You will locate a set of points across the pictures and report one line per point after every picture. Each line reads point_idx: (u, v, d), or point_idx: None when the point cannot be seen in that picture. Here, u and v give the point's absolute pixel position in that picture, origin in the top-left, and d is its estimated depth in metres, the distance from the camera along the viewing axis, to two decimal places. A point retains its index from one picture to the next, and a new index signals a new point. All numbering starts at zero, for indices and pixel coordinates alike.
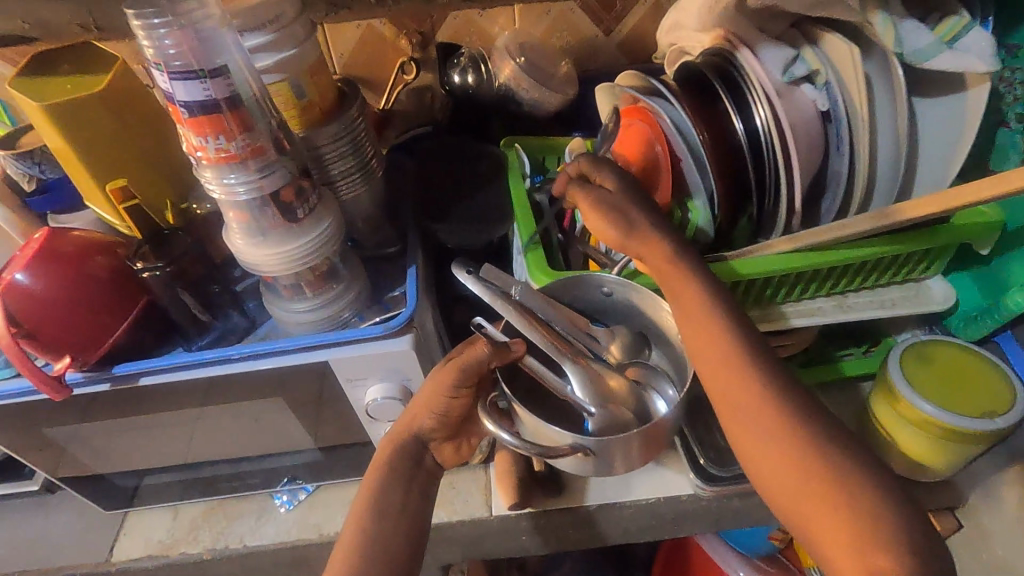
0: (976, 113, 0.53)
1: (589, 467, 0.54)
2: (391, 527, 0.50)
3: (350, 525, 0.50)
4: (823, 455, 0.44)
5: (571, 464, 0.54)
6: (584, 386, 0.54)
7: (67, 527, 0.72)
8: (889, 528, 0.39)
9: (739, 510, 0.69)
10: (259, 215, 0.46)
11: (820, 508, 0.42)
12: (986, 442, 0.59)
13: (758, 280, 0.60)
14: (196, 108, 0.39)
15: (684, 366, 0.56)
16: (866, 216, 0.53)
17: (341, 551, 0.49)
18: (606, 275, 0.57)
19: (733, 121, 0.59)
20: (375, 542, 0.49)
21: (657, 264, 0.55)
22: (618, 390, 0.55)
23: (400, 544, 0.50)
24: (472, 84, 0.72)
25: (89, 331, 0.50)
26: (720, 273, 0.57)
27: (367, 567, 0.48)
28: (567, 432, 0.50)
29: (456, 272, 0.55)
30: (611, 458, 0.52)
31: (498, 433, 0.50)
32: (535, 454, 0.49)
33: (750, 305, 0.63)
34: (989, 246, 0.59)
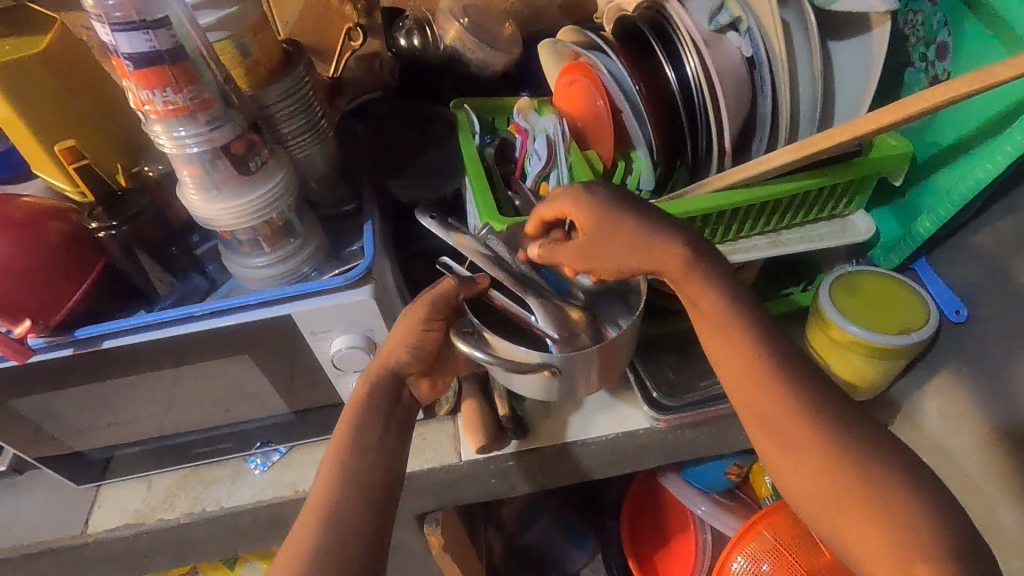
0: (882, 52, 0.58)
1: (555, 388, 0.58)
2: (367, 462, 0.53)
3: (329, 458, 0.53)
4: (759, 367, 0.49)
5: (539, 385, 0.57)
6: (547, 315, 0.56)
7: (39, 505, 0.72)
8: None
9: (691, 439, 0.74)
10: (212, 168, 0.47)
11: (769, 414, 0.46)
12: (908, 354, 0.65)
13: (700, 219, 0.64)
14: (140, 60, 0.40)
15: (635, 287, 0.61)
16: (790, 149, 0.56)
17: (320, 483, 0.51)
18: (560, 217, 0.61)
19: (665, 69, 0.63)
20: (354, 473, 0.52)
21: None
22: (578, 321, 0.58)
23: (379, 474, 0.53)
24: (418, 47, 0.74)
25: (48, 296, 0.51)
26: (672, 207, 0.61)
27: (348, 495, 0.50)
28: (533, 351, 0.53)
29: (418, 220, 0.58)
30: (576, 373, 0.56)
31: (472, 353, 0.53)
32: (506, 368, 0.53)
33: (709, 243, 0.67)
34: (901, 177, 0.64)
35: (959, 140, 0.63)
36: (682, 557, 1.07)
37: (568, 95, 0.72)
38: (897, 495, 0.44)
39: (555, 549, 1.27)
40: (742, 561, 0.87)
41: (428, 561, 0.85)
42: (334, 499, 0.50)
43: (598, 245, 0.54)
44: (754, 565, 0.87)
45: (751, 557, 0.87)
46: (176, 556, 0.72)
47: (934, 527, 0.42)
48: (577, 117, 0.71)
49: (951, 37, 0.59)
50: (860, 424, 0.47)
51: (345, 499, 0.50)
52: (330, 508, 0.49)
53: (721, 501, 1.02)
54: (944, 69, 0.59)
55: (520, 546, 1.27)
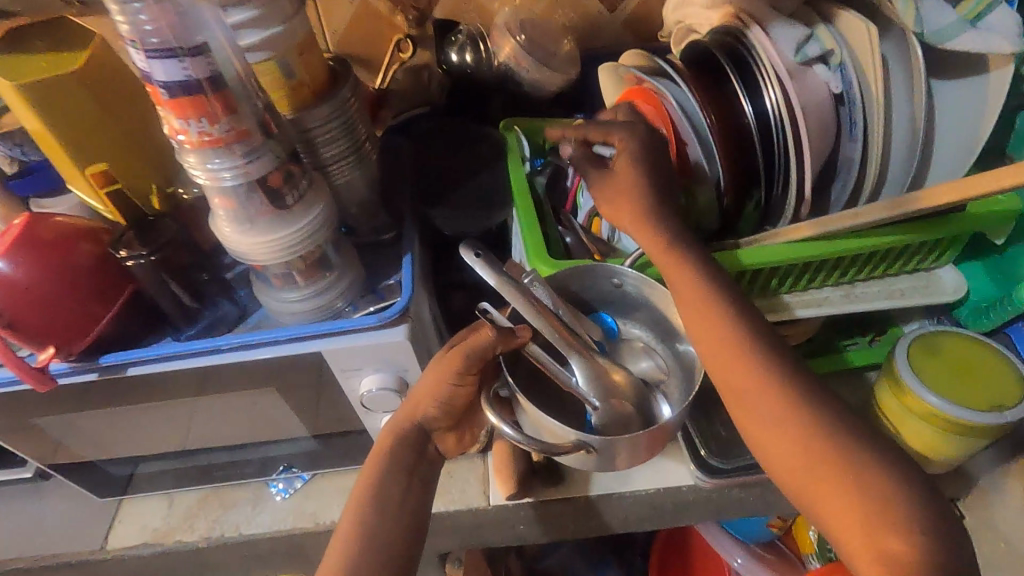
0: (999, 99, 0.50)
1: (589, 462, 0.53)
2: (391, 519, 0.49)
3: (349, 513, 0.49)
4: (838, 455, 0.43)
5: (570, 459, 0.52)
6: (589, 378, 0.52)
7: (60, 515, 0.71)
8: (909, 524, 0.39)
9: (738, 501, 0.68)
10: (247, 201, 0.44)
11: (838, 501, 0.41)
12: (996, 433, 0.58)
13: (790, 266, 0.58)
14: (175, 89, 0.37)
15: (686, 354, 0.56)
16: (881, 205, 0.50)
17: (341, 541, 0.48)
18: (621, 267, 0.54)
19: (741, 102, 0.57)
20: (374, 533, 0.48)
21: (661, 249, 0.53)
22: (621, 387, 0.53)
23: (404, 530, 0.49)
24: (470, 63, 0.70)
25: (74, 321, 0.49)
26: (761, 258, 0.55)
27: (370, 557, 0.47)
28: (570, 428, 0.48)
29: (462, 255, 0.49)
30: (616, 453, 0.50)
31: (501, 426, 0.47)
32: (540, 451, 0.47)
33: (762, 293, 0.61)
34: (1005, 236, 0.57)
35: None
36: None
37: None
38: None
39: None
40: None
41: None
42: (353, 562, 0.46)
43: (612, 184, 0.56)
44: None
45: None
46: None
47: None
48: None
49: None
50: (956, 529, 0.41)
51: (364, 562, 0.47)
52: (349, 572, 0.46)
53: (760, 554, 0.96)
54: None
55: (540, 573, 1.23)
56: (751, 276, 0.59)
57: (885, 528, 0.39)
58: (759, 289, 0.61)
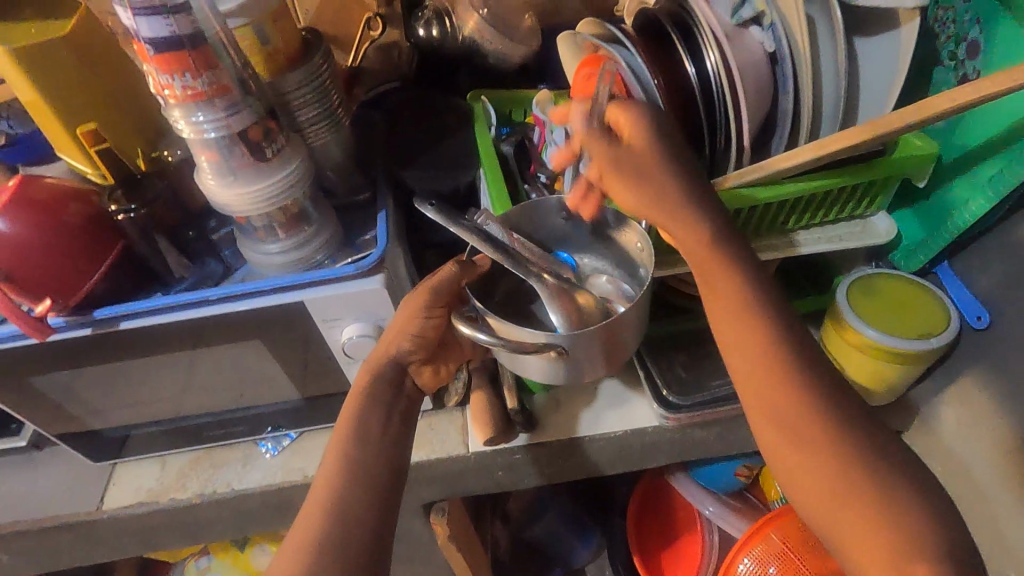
0: (909, 50, 0.57)
1: (561, 373, 0.56)
2: (372, 448, 0.53)
3: (333, 449, 0.53)
4: (771, 370, 0.49)
5: (544, 368, 0.56)
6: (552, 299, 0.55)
7: (55, 482, 0.74)
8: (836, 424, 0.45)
9: (700, 439, 0.73)
10: (228, 154, 0.48)
11: None
12: (924, 360, 0.64)
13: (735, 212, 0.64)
14: (160, 45, 0.41)
15: (638, 267, 0.62)
16: (809, 148, 0.55)
17: (326, 469, 0.52)
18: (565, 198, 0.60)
19: (684, 63, 0.62)
20: (359, 464, 0.52)
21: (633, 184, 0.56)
22: (586, 306, 0.57)
23: (382, 458, 0.53)
24: (436, 37, 0.74)
25: (68, 276, 0.52)
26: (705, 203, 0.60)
27: (354, 487, 0.51)
28: (538, 331, 0.52)
29: (419, 208, 0.54)
30: (584, 368, 0.57)
31: (474, 333, 0.52)
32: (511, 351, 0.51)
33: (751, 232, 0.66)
34: (925, 178, 0.62)
35: (994, 140, 0.61)
36: (688, 556, 1.06)
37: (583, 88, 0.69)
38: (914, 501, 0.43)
39: (559, 544, 1.28)
40: (748, 563, 0.87)
41: (434, 550, 0.86)
42: (340, 493, 0.50)
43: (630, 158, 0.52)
44: (760, 568, 0.87)
45: (758, 560, 0.87)
46: (187, 535, 0.74)
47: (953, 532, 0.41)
48: None
49: (983, 36, 0.57)
50: (876, 428, 0.47)
51: (349, 491, 0.50)
52: (337, 499, 0.50)
53: (730, 503, 1.02)
54: (973, 68, 0.58)
55: (525, 539, 1.28)
56: None
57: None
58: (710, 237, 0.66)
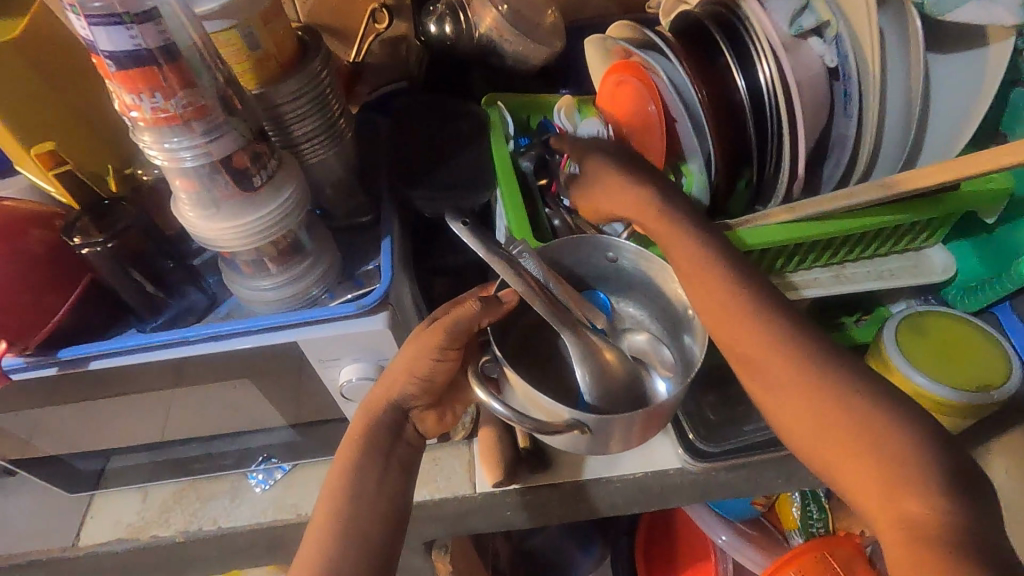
0: (997, 75, 0.49)
1: (583, 444, 0.50)
2: (368, 509, 0.47)
3: (324, 511, 0.47)
4: None
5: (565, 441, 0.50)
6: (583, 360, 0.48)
7: (27, 512, 0.68)
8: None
9: (726, 483, 0.68)
10: (210, 184, 0.41)
11: (835, 487, 0.40)
12: (977, 412, 0.59)
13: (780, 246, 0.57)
14: (124, 59, 0.34)
15: (682, 324, 0.54)
16: (873, 185, 0.49)
17: (316, 532, 0.46)
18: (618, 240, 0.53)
19: (734, 76, 0.55)
20: (351, 528, 0.46)
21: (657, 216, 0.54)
22: (613, 364, 0.51)
23: (380, 522, 0.47)
24: (449, 36, 0.66)
25: (26, 315, 0.45)
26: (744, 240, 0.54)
27: (344, 557, 0.44)
28: (561, 405, 0.46)
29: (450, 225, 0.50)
30: (613, 433, 0.48)
31: (490, 402, 0.46)
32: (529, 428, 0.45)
33: (771, 273, 0.60)
34: (996, 214, 0.56)
35: None
36: None
37: (612, 95, 0.65)
38: None
39: (561, 558, 1.24)
40: None
41: None
42: (327, 563, 0.44)
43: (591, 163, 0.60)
44: None
45: None
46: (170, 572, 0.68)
47: None
48: (623, 121, 0.64)
49: None
50: None
51: (343, 562, 0.44)
52: (323, 574, 0.43)
53: (744, 530, 0.97)
54: None
55: (526, 552, 1.24)
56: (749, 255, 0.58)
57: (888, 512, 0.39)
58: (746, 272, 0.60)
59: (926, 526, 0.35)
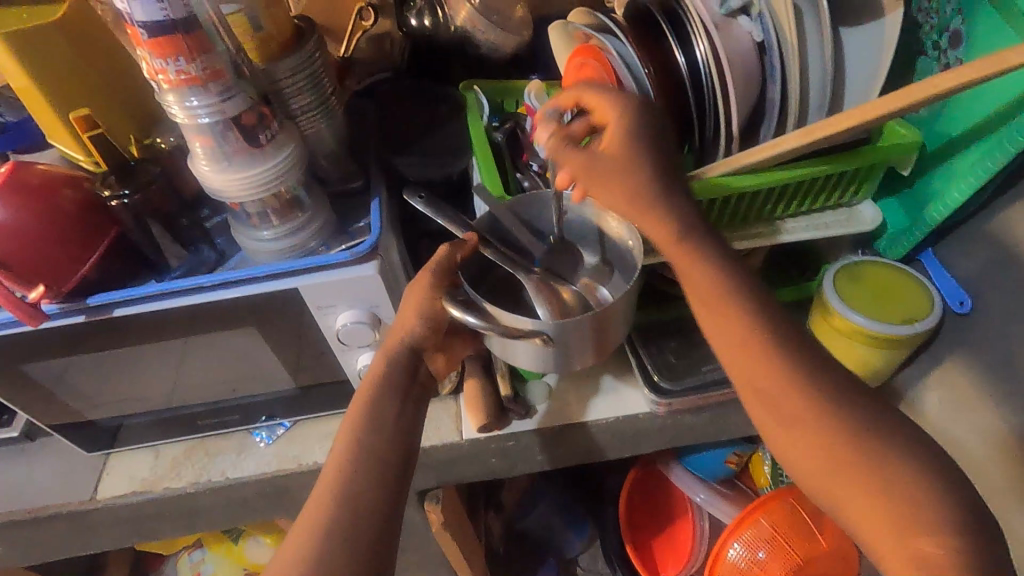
0: (892, 40, 0.58)
1: (552, 359, 0.57)
2: (384, 434, 0.54)
3: (344, 435, 0.54)
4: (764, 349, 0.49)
5: (535, 355, 0.57)
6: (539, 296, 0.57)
7: (48, 471, 0.74)
8: (826, 403, 0.46)
9: (691, 425, 0.74)
10: (223, 140, 0.48)
11: None
12: (910, 345, 0.66)
13: (728, 200, 0.65)
14: (153, 28, 0.41)
15: (629, 260, 0.60)
16: (795, 135, 0.57)
17: (337, 451, 0.53)
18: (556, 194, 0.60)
19: (675, 54, 0.63)
20: (369, 452, 0.53)
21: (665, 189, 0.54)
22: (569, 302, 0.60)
23: (394, 448, 0.54)
24: (429, 28, 0.74)
25: (61, 263, 0.52)
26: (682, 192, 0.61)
27: (360, 471, 0.51)
28: (524, 317, 0.53)
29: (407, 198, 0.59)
30: (577, 343, 0.55)
31: (464, 318, 0.53)
32: (500, 334, 0.52)
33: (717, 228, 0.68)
34: (910, 167, 0.64)
35: (972, 131, 0.62)
36: (679, 541, 1.09)
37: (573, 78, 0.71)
38: (906, 470, 0.43)
39: (552, 534, 1.29)
40: (739, 547, 0.89)
41: (429, 538, 0.87)
42: (348, 476, 0.51)
43: (599, 163, 0.53)
44: (750, 551, 0.89)
45: (747, 544, 0.89)
46: (181, 524, 0.74)
47: (944, 499, 0.42)
48: None
49: (964, 25, 0.59)
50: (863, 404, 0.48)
51: (359, 476, 0.51)
52: (343, 484, 0.50)
53: (720, 490, 1.04)
54: (956, 57, 0.59)
55: (518, 530, 1.29)
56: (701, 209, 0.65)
57: (806, 399, 0.46)
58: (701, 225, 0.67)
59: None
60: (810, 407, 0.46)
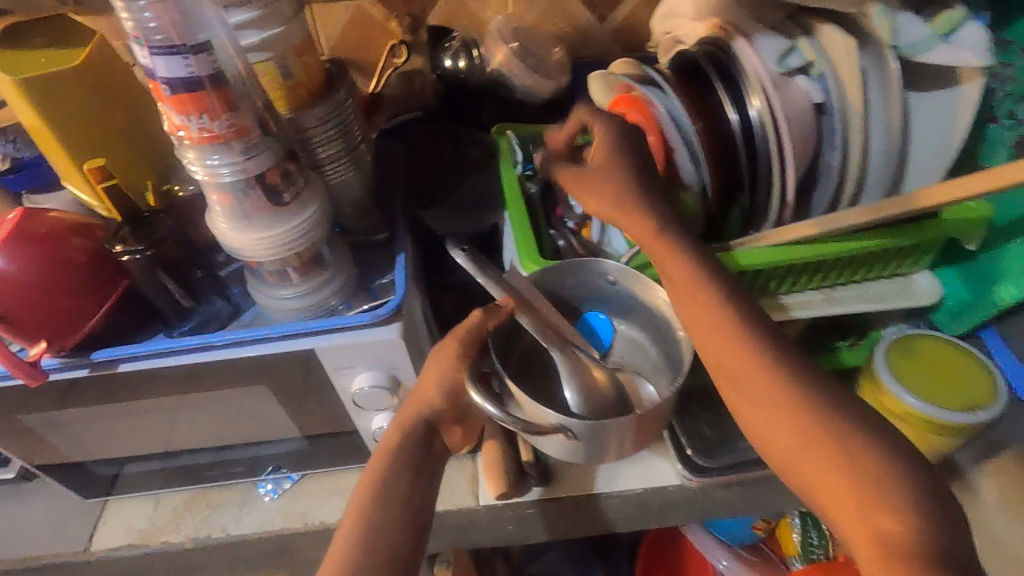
0: (969, 109, 0.54)
1: (577, 452, 0.53)
2: (394, 514, 0.48)
3: (350, 515, 0.48)
4: None
5: (561, 448, 0.52)
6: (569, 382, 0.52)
7: (43, 516, 0.70)
8: None
9: (724, 501, 0.69)
10: (244, 198, 0.45)
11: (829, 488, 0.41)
12: (968, 433, 0.60)
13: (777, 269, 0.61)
14: (177, 85, 0.38)
15: (677, 351, 0.56)
16: (859, 210, 0.53)
17: (342, 534, 0.47)
18: (608, 262, 0.56)
19: (727, 111, 0.58)
20: (377, 535, 0.47)
21: (650, 233, 0.55)
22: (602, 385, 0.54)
23: (403, 533, 0.48)
24: (463, 69, 0.71)
25: (65, 317, 0.49)
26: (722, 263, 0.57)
27: (366, 561, 0.45)
28: (549, 410, 0.49)
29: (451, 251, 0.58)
30: (604, 440, 0.50)
31: (484, 405, 0.48)
32: (520, 428, 0.48)
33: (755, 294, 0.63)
34: (976, 243, 0.60)
35: None
36: None
37: None
38: None
39: None
40: None
41: None
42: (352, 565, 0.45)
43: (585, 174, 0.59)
44: None
45: None
46: None
47: None
48: None
49: None
50: None
51: (365, 565, 0.45)
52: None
53: (745, 556, 0.98)
54: None
55: None
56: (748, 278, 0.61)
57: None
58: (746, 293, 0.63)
59: (889, 520, 0.38)
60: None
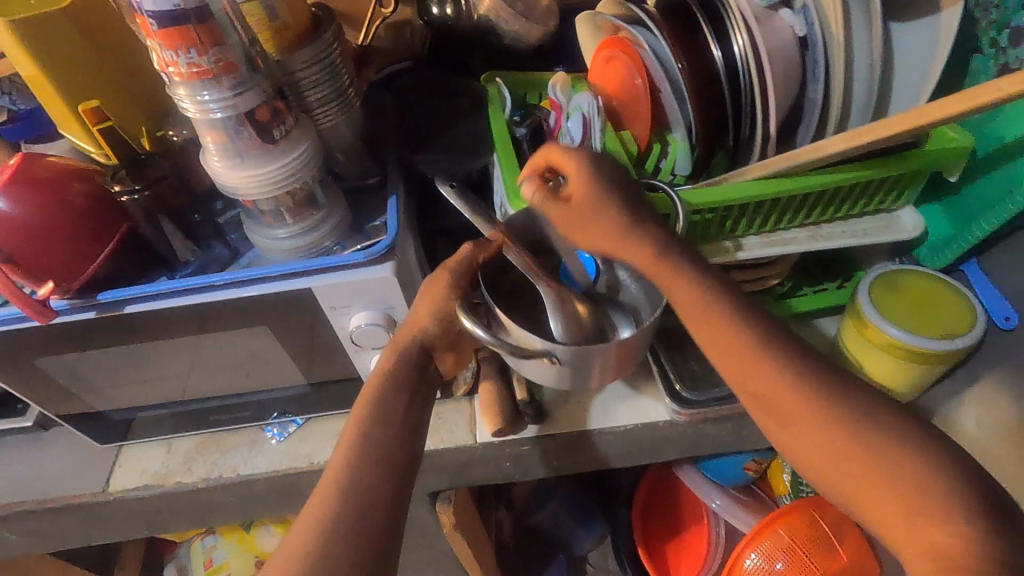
0: (949, 34, 0.54)
1: (561, 378, 0.55)
2: (391, 432, 0.51)
3: (350, 432, 0.50)
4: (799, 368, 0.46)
5: (545, 373, 0.55)
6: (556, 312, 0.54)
7: (60, 462, 0.73)
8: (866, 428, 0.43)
9: (712, 436, 0.72)
10: (236, 135, 0.46)
11: None
12: (951, 362, 0.62)
13: (759, 204, 0.62)
14: (164, 19, 0.39)
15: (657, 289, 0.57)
16: (840, 138, 0.53)
17: (342, 449, 0.49)
18: None
19: (711, 46, 0.59)
20: (374, 449, 0.49)
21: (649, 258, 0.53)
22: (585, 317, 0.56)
23: (400, 448, 0.50)
24: (450, 16, 0.71)
25: (70, 258, 0.51)
26: (705, 198, 0.58)
27: (365, 473, 0.48)
28: (536, 336, 0.51)
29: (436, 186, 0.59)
30: (587, 364, 0.53)
31: (473, 329, 0.49)
32: (508, 351, 0.49)
33: (723, 234, 0.64)
34: (959, 172, 0.60)
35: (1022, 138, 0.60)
36: (693, 550, 1.07)
37: (602, 71, 0.69)
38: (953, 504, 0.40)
39: (563, 531, 1.28)
40: (756, 558, 0.86)
41: (440, 538, 0.86)
42: (352, 477, 0.47)
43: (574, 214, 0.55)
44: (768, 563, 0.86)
45: (765, 555, 0.86)
46: (191, 518, 0.73)
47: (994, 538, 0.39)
48: (614, 97, 0.68)
49: None
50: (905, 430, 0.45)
51: (365, 474, 0.48)
52: (347, 486, 0.47)
53: (737, 496, 1.01)
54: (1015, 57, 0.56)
55: (528, 526, 1.28)
56: (730, 214, 0.62)
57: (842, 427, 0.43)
58: (730, 230, 0.64)
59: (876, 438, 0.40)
60: (847, 435, 0.43)
